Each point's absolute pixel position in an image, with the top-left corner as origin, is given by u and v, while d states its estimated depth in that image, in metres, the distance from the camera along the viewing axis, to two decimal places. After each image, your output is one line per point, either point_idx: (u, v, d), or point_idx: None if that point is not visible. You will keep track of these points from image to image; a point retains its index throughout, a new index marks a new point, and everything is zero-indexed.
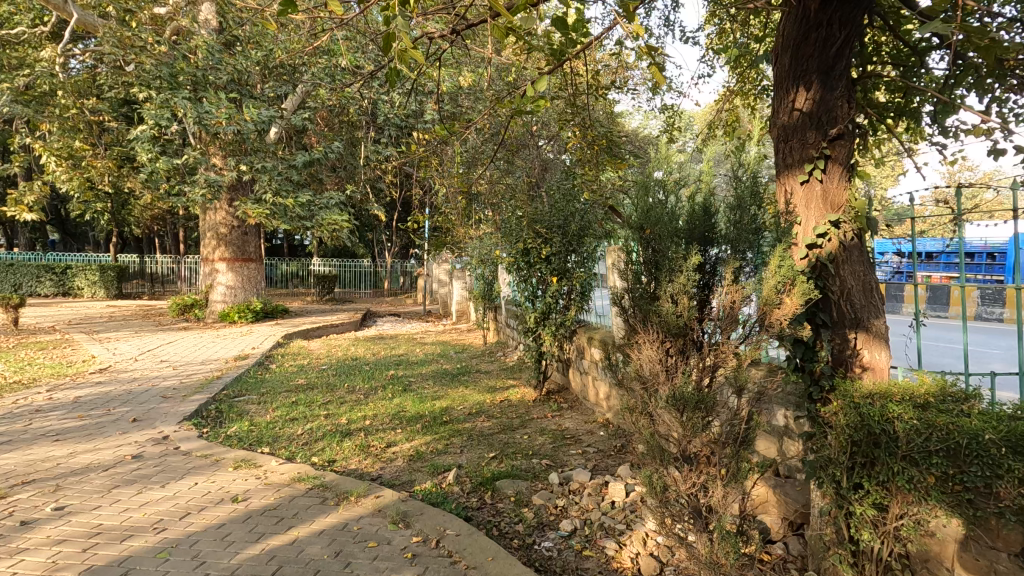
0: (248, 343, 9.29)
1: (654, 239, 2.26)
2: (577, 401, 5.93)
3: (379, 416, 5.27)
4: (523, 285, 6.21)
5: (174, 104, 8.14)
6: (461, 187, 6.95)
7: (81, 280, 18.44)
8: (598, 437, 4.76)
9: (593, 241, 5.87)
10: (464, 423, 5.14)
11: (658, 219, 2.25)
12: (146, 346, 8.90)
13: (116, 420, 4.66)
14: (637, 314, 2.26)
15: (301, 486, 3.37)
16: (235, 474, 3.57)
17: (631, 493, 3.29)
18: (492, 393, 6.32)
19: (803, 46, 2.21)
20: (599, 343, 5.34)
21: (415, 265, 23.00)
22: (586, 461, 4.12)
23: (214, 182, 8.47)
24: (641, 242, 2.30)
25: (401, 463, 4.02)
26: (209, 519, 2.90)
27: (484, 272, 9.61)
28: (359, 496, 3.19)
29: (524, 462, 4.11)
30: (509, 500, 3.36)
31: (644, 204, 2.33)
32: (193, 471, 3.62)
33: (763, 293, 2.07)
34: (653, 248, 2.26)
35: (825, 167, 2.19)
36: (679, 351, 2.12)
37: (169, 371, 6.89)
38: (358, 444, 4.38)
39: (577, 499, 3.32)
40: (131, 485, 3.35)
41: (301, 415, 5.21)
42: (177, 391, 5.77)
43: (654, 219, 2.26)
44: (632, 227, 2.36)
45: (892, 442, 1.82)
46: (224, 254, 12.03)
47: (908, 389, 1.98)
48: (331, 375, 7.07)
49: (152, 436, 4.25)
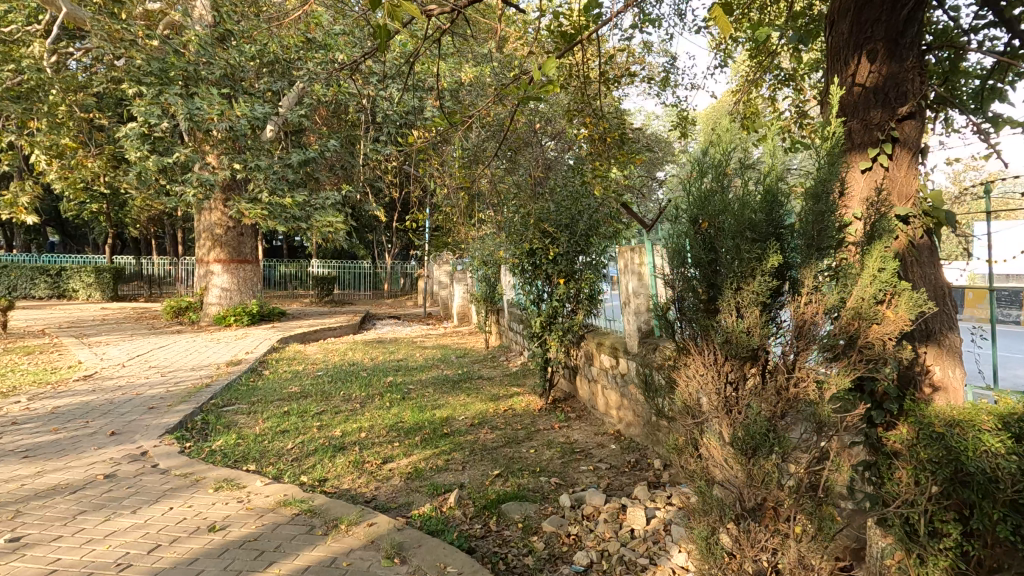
0: (242, 347, 8.97)
1: (712, 228, 1.93)
2: (585, 411, 5.61)
3: (375, 428, 4.95)
4: (529, 288, 5.90)
5: (165, 99, 7.82)
6: (462, 184, 6.63)
7: (76, 281, 18.12)
8: (610, 451, 4.44)
9: (603, 240, 5.55)
10: (466, 435, 4.82)
11: (723, 205, 1.90)
12: (136, 350, 8.60)
13: (93, 434, 4.35)
14: (689, 328, 2.02)
15: (287, 512, 3.05)
16: (215, 497, 3.26)
17: (652, 520, 2.98)
18: (495, 402, 5.99)
19: (866, 11, 2.26)
20: (609, 350, 5.02)
21: (415, 266, 22.69)
22: (599, 480, 3.80)
23: (206, 181, 8.14)
24: (694, 231, 1.98)
25: (398, 482, 3.70)
26: (181, 553, 2.59)
27: (486, 274, 9.29)
28: (350, 524, 2.87)
29: (532, 480, 3.79)
30: (516, 527, 3.04)
31: (702, 189, 1.99)
32: (170, 493, 3.31)
33: (853, 304, 1.80)
34: (710, 240, 1.94)
35: (892, 152, 2.16)
36: (739, 377, 1.88)
37: (157, 378, 6.58)
38: (351, 459, 4.07)
39: (592, 526, 3.01)
40: (99, 511, 3.03)
41: (292, 427, 4.89)
42: (163, 400, 5.45)
43: (721, 204, 1.91)
44: (685, 211, 2.02)
45: (991, 483, 1.50)
46: (219, 255, 11.71)
47: (994, 414, 1.69)
48: (326, 383, 6.74)
49: (129, 452, 3.94)
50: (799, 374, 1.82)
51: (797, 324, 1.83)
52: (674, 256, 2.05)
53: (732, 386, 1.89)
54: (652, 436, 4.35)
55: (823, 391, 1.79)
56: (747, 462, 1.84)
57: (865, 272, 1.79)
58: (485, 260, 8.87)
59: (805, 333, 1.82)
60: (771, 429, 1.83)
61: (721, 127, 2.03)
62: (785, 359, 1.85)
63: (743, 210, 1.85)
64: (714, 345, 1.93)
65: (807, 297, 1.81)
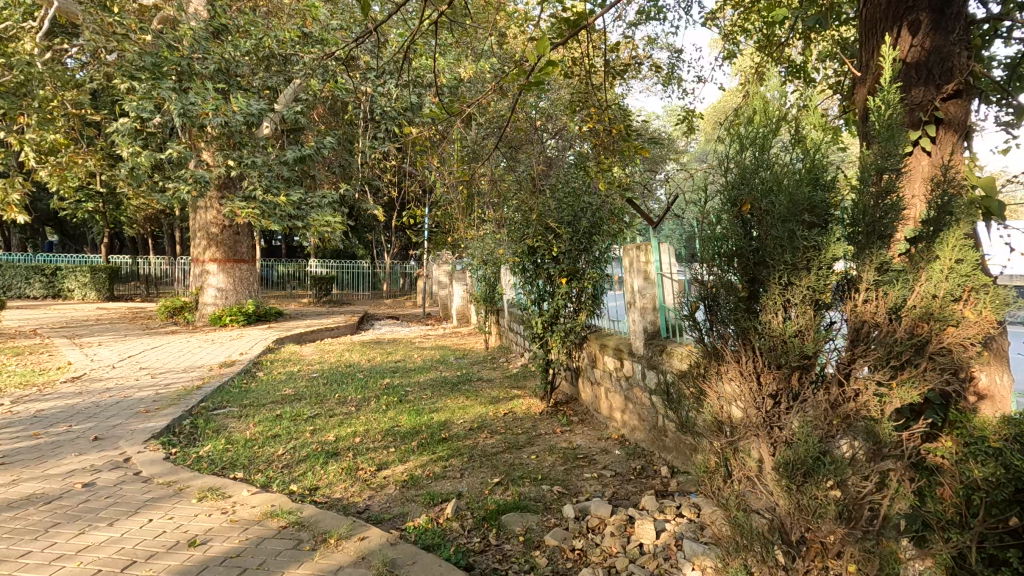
0: (237, 348, 8.80)
1: (757, 215, 1.79)
2: (588, 414, 5.43)
3: (370, 433, 4.77)
4: (530, 287, 5.72)
5: (157, 94, 7.63)
6: (462, 182, 6.45)
7: (71, 281, 17.94)
8: (614, 457, 4.27)
9: (606, 239, 5.37)
10: (464, 440, 4.65)
11: (771, 185, 1.74)
12: (128, 351, 8.42)
13: (74, 439, 4.17)
14: (725, 331, 1.89)
15: (274, 524, 2.86)
16: (198, 507, 3.08)
17: (662, 534, 2.81)
18: (494, 405, 5.81)
19: None
20: (613, 352, 4.85)
21: (414, 266, 22.55)
22: (603, 488, 3.62)
23: (199, 178, 7.96)
24: (735, 216, 1.83)
25: (392, 491, 3.53)
26: (156, 571, 2.41)
27: (487, 273, 9.12)
28: (339, 539, 2.69)
29: (533, 489, 3.61)
30: (517, 540, 2.87)
31: (747, 164, 1.81)
32: (151, 504, 3.13)
33: (925, 303, 1.65)
34: (754, 226, 1.80)
35: (936, 133, 2.17)
36: (785, 389, 1.76)
37: (147, 380, 6.39)
38: (344, 466, 3.88)
39: (598, 540, 2.83)
40: (74, 524, 2.85)
41: (284, 432, 4.72)
42: (152, 403, 5.28)
43: (769, 184, 1.75)
44: (724, 194, 1.87)
45: None
46: (214, 254, 11.53)
47: None
48: (321, 385, 6.57)
49: (111, 459, 3.76)
50: (853, 386, 1.68)
51: (850, 328, 1.73)
52: (712, 244, 1.90)
53: (775, 398, 1.78)
54: (658, 442, 4.18)
55: (885, 406, 1.66)
56: (794, 487, 1.67)
57: (927, 274, 1.66)
58: (486, 259, 8.70)
59: (859, 340, 1.71)
60: (824, 450, 1.66)
61: (766, 102, 1.87)
62: (839, 369, 1.72)
63: (796, 195, 1.68)
64: (755, 352, 1.80)
65: (863, 299, 1.69)
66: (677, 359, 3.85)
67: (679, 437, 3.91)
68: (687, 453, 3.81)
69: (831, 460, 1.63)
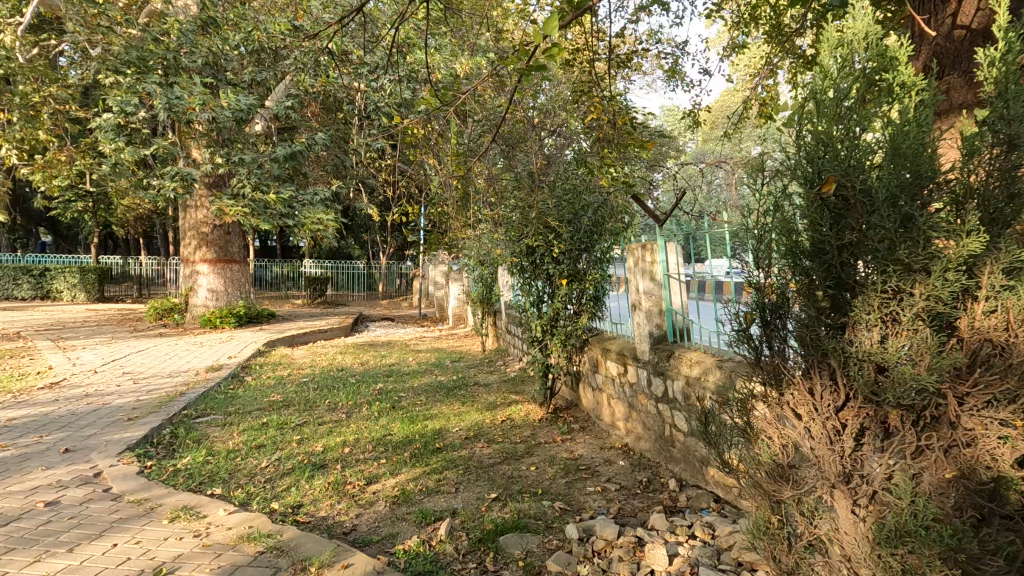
0: (226, 351, 8.54)
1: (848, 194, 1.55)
2: (589, 421, 5.20)
3: (360, 443, 4.52)
4: (528, 288, 5.47)
5: (142, 88, 7.35)
6: (457, 180, 6.21)
7: (60, 282, 17.63)
8: (618, 469, 4.04)
9: (610, 238, 5.13)
10: (459, 450, 4.40)
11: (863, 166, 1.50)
12: (113, 354, 8.15)
13: (42, 452, 3.91)
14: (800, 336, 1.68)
15: (249, 549, 2.61)
16: (169, 529, 2.83)
17: (675, 559, 2.57)
18: (491, 411, 5.57)
19: None
20: (616, 356, 4.60)
21: (410, 266, 22.30)
22: (608, 505, 3.39)
23: (186, 176, 7.70)
24: (811, 194, 1.59)
25: (382, 508, 3.28)
26: None
27: (484, 274, 8.88)
28: (321, 567, 2.44)
29: (533, 505, 3.37)
30: (516, 566, 2.63)
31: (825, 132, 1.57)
32: (118, 525, 2.87)
33: None
34: (837, 212, 1.56)
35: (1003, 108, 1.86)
36: (874, 419, 1.57)
37: (130, 385, 6.13)
38: (331, 481, 3.63)
39: (605, 565, 2.60)
40: (29, 551, 2.59)
41: (269, 442, 4.47)
42: (132, 411, 5.02)
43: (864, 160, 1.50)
44: (797, 174, 1.64)
45: None
46: (204, 254, 11.24)
47: None
48: (311, 390, 6.31)
49: (80, 475, 3.51)
50: (967, 426, 1.43)
51: (965, 351, 1.43)
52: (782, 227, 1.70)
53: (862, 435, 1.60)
54: (666, 453, 3.95)
55: (1011, 449, 1.40)
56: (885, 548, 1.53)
57: None
58: (482, 259, 8.44)
59: (981, 365, 1.42)
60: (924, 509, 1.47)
61: (844, 56, 1.61)
62: (950, 399, 1.45)
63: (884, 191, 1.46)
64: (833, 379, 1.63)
65: (984, 314, 1.41)
66: (685, 366, 3.61)
67: (687, 448, 3.67)
68: (697, 466, 3.57)
69: (938, 530, 1.42)
